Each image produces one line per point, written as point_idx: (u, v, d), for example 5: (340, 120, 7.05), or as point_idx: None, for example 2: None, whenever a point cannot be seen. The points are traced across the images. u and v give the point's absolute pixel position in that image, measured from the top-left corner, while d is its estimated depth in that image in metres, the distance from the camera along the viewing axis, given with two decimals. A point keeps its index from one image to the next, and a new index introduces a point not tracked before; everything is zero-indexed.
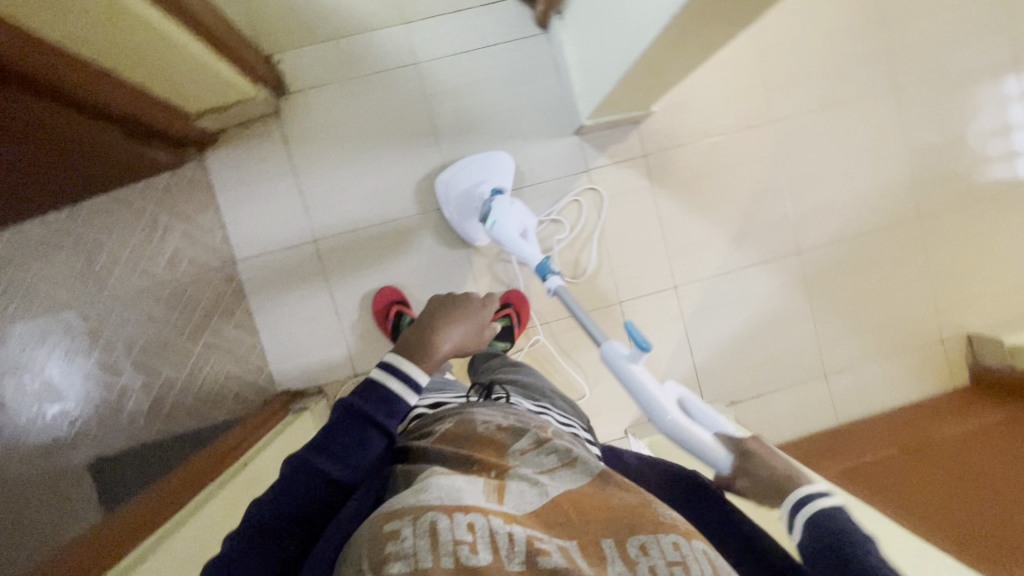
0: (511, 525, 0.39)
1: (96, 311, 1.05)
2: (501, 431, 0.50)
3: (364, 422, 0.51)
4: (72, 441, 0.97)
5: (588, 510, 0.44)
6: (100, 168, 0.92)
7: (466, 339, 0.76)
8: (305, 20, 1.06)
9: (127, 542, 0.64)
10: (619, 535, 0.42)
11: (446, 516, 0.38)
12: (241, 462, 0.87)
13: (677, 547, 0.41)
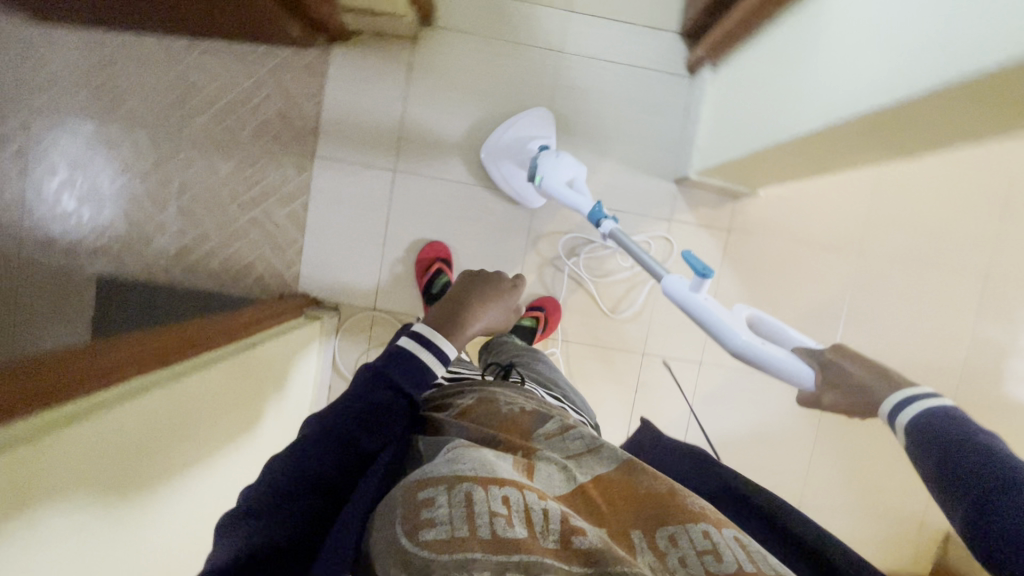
0: (545, 500, 0.43)
1: (168, 143, 1.09)
2: (523, 416, 0.55)
3: (388, 386, 0.55)
4: (102, 247, 1.08)
5: (617, 499, 0.47)
6: (238, 16, 0.92)
7: (493, 320, 0.80)
8: None
9: (125, 372, 0.63)
10: (647, 527, 0.45)
11: (481, 488, 0.42)
12: (253, 341, 0.89)
13: (707, 535, 0.42)
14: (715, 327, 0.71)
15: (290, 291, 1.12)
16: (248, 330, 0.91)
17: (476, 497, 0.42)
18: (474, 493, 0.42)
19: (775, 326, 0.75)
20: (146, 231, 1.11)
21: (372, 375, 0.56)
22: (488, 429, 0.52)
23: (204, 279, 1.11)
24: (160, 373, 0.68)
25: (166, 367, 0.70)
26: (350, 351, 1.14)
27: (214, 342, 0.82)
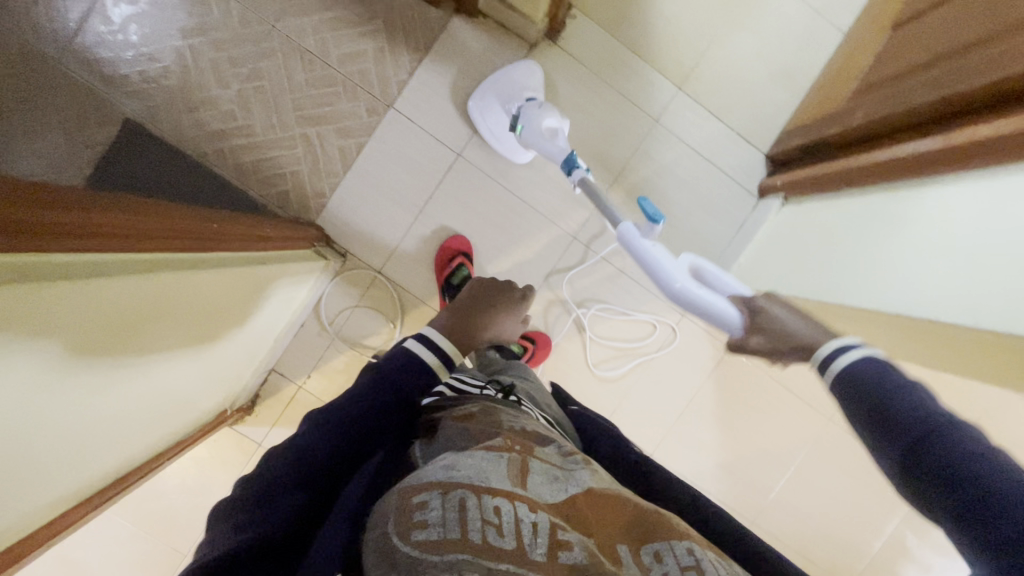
0: (538, 511, 0.45)
1: (257, 27, 1.06)
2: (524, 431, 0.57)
3: (390, 386, 0.60)
4: (142, 93, 1.05)
5: (605, 516, 0.48)
6: None
7: (502, 328, 0.89)
8: (621, 15, 1.09)
9: (147, 239, 0.60)
10: (633, 544, 0.46)
11: (474, 497, 0.45)
12: (262, 259, 0.87)
13: (690, 552, 0.46)
14: (657, 273, 0.71)
15: (307, 220, 1.08)
16: (264, 243, 0.88)
17: (469, 504, 0.45)
18: (467, 500, 0.45)
19: (715, 272, 0.73)
20: (195, 97, 1.06)
21: (375, 377, 0.61)
22: (489, 433, 0.55)
23: (230, 170, 1.07)
24: (165, 255, 0.64)
25: (178, 253, 0.67)
26: (337, 301, 1.11)
27: (232, 241, 0.79)
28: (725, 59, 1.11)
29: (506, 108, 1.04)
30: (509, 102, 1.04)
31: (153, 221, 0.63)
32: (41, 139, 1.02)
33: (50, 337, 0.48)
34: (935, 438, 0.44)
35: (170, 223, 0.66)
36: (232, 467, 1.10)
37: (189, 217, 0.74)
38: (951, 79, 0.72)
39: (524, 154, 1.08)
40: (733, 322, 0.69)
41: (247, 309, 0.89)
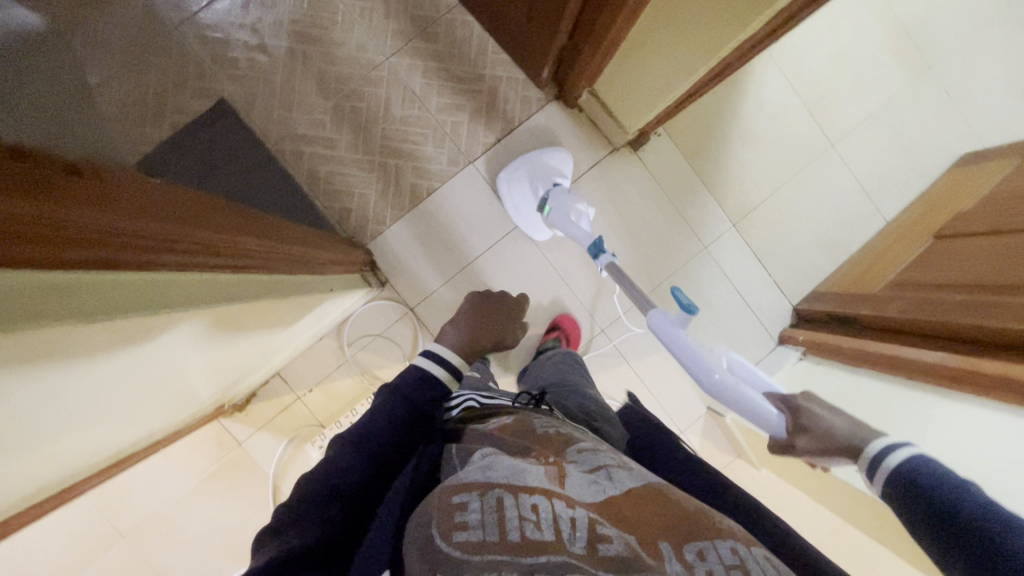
0: (575, 507, 0.45)
1: (372, 54, 1.11)
2: (561, 436, 0.59)
3: (406, 402, 0.62)
4: (245, 80, 1.08)
5: (646, 515, 0.46)
6: (523, 32, 0.99)
7: (503, 327, 0.97)
8: (701, 146, 1.18)
9: (248, 261, 0.65)
10: (676, 541, 0.43)
11: (512, 497, 0.46)
12: (326, 292, 0.96)
13: (735, 551, 0.43)
14: (693, 369, 0.72)
15: (359, 242, 1.11)
16: (321, 267, 0.89)
17: (506, 503, 0.46)
18: (504, 499, 0.46)
19: (747, 368, 0.73)
20: (293, 98, 1.09)
21: (389, 397, 0.63)
22: (525, 441, 0.57)
23: (302, 174, 1.09)
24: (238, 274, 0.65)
25: (265, 272, 0.71)
26: (362, 326, 1.12)
27: (300, 260, 0.81)
28: (780, 211, 1.20)
29: (535, 187, 1.10)
30: (539, 183, 1.09)
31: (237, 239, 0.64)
32: (135, 95, 1.05)
33: (116, 342, 0.47)
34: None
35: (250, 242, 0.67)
36: (206, 458, 1.09)
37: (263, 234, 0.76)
38: (985, 310, 0.80)
39: (552, 233, 1.15)
40: (772, 425, 0.67)
41: (281, 317, 0.90)
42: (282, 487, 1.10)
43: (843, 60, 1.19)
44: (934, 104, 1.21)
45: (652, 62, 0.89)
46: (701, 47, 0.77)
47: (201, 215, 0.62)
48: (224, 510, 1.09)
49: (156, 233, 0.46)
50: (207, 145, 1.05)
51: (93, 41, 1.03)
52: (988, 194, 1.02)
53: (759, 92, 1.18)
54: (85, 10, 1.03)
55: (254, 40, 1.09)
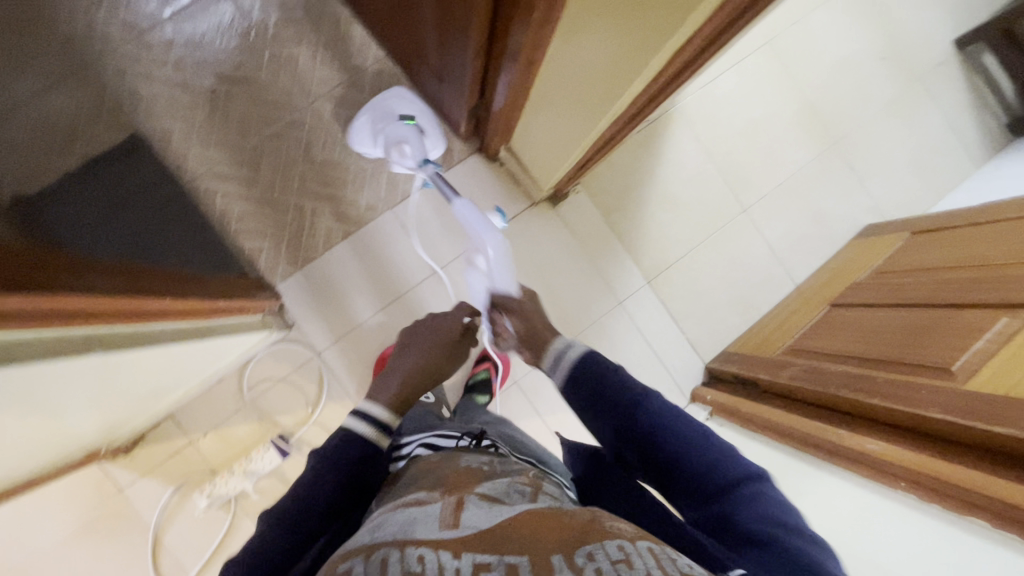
0: (462, 554, 0.37)
1: (296, 98, 1.12)
2: (474, 470, 0.53)
3: (335, 465, 0.58)
4: (163, 117, 1.08)
5: (539, 531, 0.39)
6: (439, 89, 1.02)
7: (435, 352, 0.80)
8: (619, 205, 1.21)
9: (109, 313, 0.66)
10: (564, 549, 0.38)
11: (398, 551, 0.38)
12: (205, 330, 0.89)
13: (621, 548, 0.38)
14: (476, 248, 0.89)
15: (268, 283, 1.09)
16: (187, 314, 0.82)
17: (391, 559, 0.37)
18: (389, 557, 0.37)
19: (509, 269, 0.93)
20: (211, 138, 1.09)
21: (319, 460, 0.58)
22: (431, 483, 0.50)
23: (214, 213, 1.08)
24: None
25: (116, 325, 0.68)
26: (265, 370, 1.09)
27: (142, 315, 0.72)
28: (696, 271, 1.23)
29: (379, 126, 1.06)
30: (383, 122, 1.06)
31: None
32: (46, 129, 1.04)
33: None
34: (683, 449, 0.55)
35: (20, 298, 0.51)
36: (84, 506, 1.02)
37: (57, 277, 0.62)
38: (861, 385, 0.82)
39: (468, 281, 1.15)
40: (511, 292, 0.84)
41: (148, 372, 0.83)
42: (164, 539, 1.04)
43: (755, 132, 1.25)
44: (841, 178, 1.28)
45: (550, 124, 0.92)
46: (586, 115, 0.82)
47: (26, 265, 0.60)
48: (97, 563, 1.02)
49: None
50: (117, 179, 1.04)
51: (6, 75, 1.03)
52: (878, 267, 1.07)
53: (675, 156, 1.23)
54: (3, 42, 1.03)
55: (176, 79, 1.09)
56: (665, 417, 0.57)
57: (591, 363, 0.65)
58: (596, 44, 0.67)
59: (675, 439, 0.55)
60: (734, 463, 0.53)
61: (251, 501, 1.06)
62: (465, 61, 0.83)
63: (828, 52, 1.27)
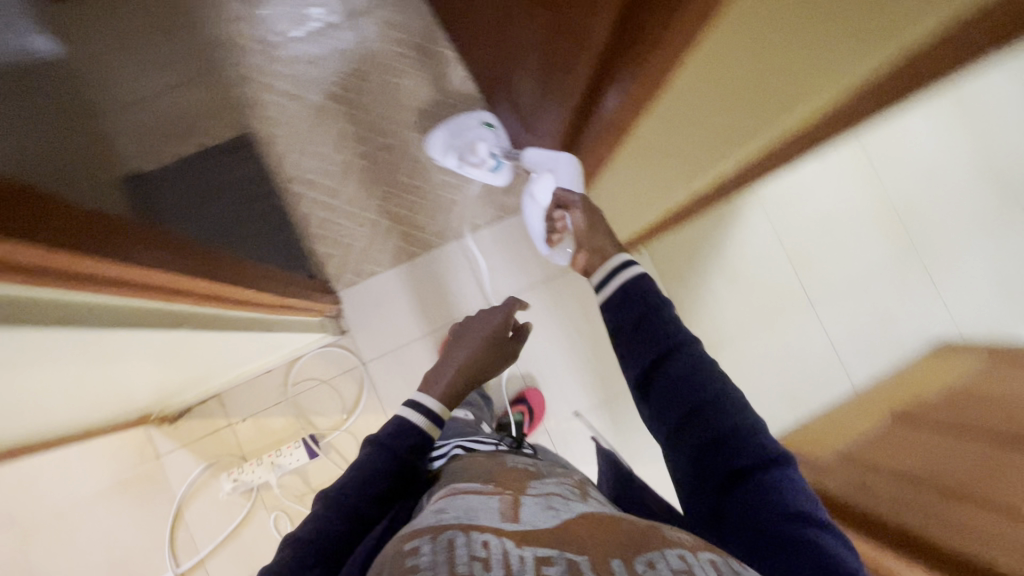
0: (524, 544, 0.34)
1: (391, 122, 1.20)
2: (520, 476, 0.51)
3: (388, 451, 0.62)
4: (272, 123, 1.18)
5: (599, 534, 0.36)
6: (527, 136, 1.07)
7: (476, 350, 0.80)
8: (682, 272, 1.21)
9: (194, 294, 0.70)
10: (626, 555, 0.34)
11: (463, 534, 0.34)
12: (268, 324, 0.94)
13: (682, 557, 0.35)
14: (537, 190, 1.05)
15: (332, 288, 1.15)
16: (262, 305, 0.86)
17: (456, 541, 0.34)
18: (455, 539, 0.34)
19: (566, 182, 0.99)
20: (310, 147, 1.18)
21: (373, 448, 0.62)
22: (486, 479, 0.49)
23: (298, 214, 1.16)
24: (75, 295, 0.52)
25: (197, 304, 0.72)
26: (312, 369, 1.13)
27: (230, 303, 0.78)
28: (749, 353, 1.20)
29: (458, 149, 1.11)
30: (461, 143, 1.11)
31: (97, 259, 0.51)
32: (173, 117, 1.16)
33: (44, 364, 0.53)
34: (719, 416, 0.55)
35: (118, 264, 0.55)
36: (123, 464, 1.08)
37: (172, 256, 0.68)
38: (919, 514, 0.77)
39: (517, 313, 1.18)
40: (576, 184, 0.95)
41: (216, 352, 0.88)
42: (185, 512, 1.07)
43: (833, 226, 1.23)
44: (918, 285, 1.23)
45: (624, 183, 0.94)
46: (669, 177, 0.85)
47: (135, 233, 0.66)
48: (122, 521, 1.06)
49: (98, 267, 0.52)
50: (220, 174, 1.15)
51: (154, 66, 1.16)
52: (951, 388, 1.00)
53: (745, 236, 1.22)
54: (155, 39, 1.17)
55: (291, 90, 1.19)
56: (703, 366, 0.58)
57: (646, 290, 0.65)
58: (686, 127, 0.68)
59: (706, 388, 0.57)
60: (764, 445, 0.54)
61: (272, 493, 1.09)
62: (561, 103, 0.85)
63: (923, 157, 1.24)
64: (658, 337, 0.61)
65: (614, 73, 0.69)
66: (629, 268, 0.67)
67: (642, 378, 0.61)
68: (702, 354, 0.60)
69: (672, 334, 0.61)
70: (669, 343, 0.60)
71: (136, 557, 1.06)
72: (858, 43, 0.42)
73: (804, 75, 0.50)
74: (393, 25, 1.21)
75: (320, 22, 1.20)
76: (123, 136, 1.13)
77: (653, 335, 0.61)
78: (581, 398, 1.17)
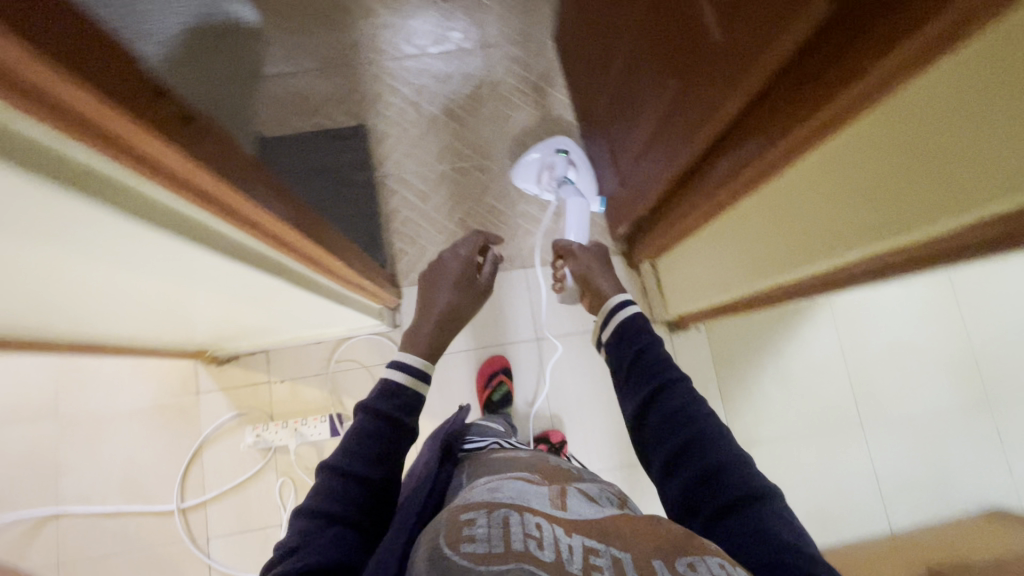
0: (572, 534, 0.44)
1: (493, 147, 1.27)
2: (557, 470, 0.60)
3: (379, 416, 0.65)
4: (388, 122, 1.28)
5: (640, 534, 0.45)
6: (619, 190, 1.10)
7: (454, 297, 0.87)
8: (736, 360, 1.19)
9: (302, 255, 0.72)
10: (666, 556, 0.42)
11: (517, 514, 0.44)
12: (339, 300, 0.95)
13: (723, 566, 0.42)
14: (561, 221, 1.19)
15: (397, 282, 1.20)
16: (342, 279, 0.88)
17: (512, 520, 0.44)
18: (510, 517, 0.44)
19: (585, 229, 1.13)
20: (415, 151, 1.27)
21: (366, 415, 0.65)
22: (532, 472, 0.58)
23: (387, 208, 1.24)
24: (205, 220, 0.51)
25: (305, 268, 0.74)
26: (356, 352, 1.17)
27: (324, 270, 0.80)
28: (787, 462, 1.15)
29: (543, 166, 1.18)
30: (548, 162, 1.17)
31: (224, 187, 0.49)
32: (306, 96, 1.28)
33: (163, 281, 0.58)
34: (709, 445, 0.55)
35: (244, 201, 0.53)
36: (165, 390, 1.14)
37: (297, 215, 0.71)
38: None
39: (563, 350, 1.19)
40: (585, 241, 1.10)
41: (289, 309, 0.90)
42: (204, 452, 1.12)
43: (903, 356, 1.18)
44: (983, 442, 1.16)
45: (694, 260, 1.01)
46: (730, 271, 0.89)
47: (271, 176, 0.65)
48: (147, 444, 1.12)
49: (224, 197, 0.50)
50: (333, 157, 1.25)
51: (304, 49, 1.29)
52: (1000, 560, 0.94)
53: (809, 342, 1.19)
54: (311, 27, 1.30)
55: (413, 97, 1.29)
56: (692, 402, 0.59)
57: (641, 329, 0.69)
58: (780, 219, 0.71)
59: (695, 420, 0.57)
60: (753, 475, 0.53)
61: (285, 459, 1.12)
62: (661, 168, 0.90)
63: (1017, 310, 1.18)
64: (648, 373, 0.63)
65: (725, 151, 0.73)
66: (624, 308, 0.72)
67: (634, 414, 0.62)
68: (690, 388, 0.61)
69: (663, 369, 0.63)
70: (662, 380, 0.62)
71: (148, 481, 1.10)
72: (947, 204, 0.47)
73: (903, 210, 0.52)
74: (520, 63, 1.30)
75: (455, 45, 1.31)
76: (263, 104, 1.25)
77: (642, 370, 0.64)
78: (604, 456, 1.16)
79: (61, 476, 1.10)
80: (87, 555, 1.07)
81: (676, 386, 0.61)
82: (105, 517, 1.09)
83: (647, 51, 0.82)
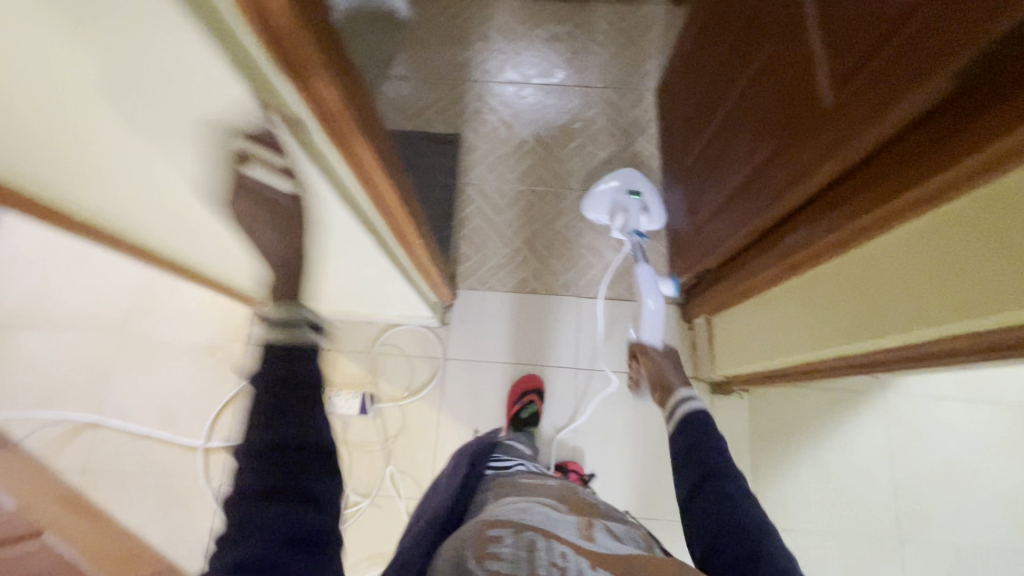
0: (597, 567, 0.44)
1: (574, 178, 1.32)
2: (585, 503, 0.60)
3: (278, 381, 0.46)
4: (481, 137, 1.36)
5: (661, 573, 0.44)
6: (690, 242, 1.12)
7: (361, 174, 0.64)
8: (776, 438, 1.14)
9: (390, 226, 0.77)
10: None
11: (543, 540, 0.47)
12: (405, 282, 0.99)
13: None
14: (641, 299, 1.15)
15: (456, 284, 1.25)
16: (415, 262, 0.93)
17: (537, 544, 0.46)
18: (536, 541, 0.46)
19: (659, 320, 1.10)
20: (500, 167, 1.34)
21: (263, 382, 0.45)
22: (559, 502, 0.59)
23: (462, 213, 1.30)
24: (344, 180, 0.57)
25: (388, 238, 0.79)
26: (402, 340, 1.21)
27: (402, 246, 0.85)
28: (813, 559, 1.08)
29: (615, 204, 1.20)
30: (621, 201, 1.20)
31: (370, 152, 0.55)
32: (413, 99, 1.38)
33: None
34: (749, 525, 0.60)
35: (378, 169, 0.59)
36: (221, 334, 1.20)
37: None
38: None
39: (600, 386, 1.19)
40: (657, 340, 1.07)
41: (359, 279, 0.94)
42: (240, 399, 1.17)
43: (956, 478, 1.11)
44: None
45: (751, 323, 1.00)
46: (779, 336, 0.89)
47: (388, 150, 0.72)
48: (191, 379, 1.18)
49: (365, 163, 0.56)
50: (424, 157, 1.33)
51: (422, 58, 1.41)
52: None
53: (855, 438, 1.13)
54: (433, 41, 1.42)
55: (509, 120, 1.37)
56: (738, 488, 0.65)
57: (704, 421, 0.76)
58: (847, 296, 0.70)
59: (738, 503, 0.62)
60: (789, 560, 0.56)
61: None
62: (736, 227, 0.91)
63: None
64: (699, 457, 0.70)
65: (807, 218, 0.74)
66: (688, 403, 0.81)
67: (685, 495, 0.69)
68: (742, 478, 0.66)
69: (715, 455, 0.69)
70: (711, 466, 0.68)
71: (183, 414, 1.16)
72: None
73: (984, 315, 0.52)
74: (615, 108, 1.37)
75: (559, 81, 1.39)
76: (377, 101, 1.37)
77: (695, 454, 0.71)
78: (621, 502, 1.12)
79: (108, 389, 1.17)
80: (110, 470, 1.12)
81: (726, 472, 0.67)
82: (136, 437, 1.14)
83: (749, 115, 0.85)
